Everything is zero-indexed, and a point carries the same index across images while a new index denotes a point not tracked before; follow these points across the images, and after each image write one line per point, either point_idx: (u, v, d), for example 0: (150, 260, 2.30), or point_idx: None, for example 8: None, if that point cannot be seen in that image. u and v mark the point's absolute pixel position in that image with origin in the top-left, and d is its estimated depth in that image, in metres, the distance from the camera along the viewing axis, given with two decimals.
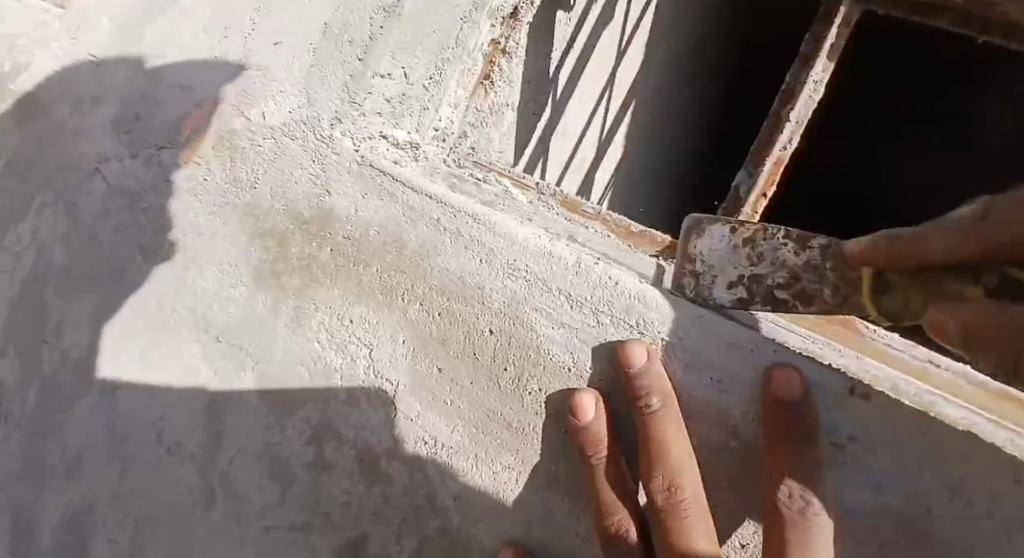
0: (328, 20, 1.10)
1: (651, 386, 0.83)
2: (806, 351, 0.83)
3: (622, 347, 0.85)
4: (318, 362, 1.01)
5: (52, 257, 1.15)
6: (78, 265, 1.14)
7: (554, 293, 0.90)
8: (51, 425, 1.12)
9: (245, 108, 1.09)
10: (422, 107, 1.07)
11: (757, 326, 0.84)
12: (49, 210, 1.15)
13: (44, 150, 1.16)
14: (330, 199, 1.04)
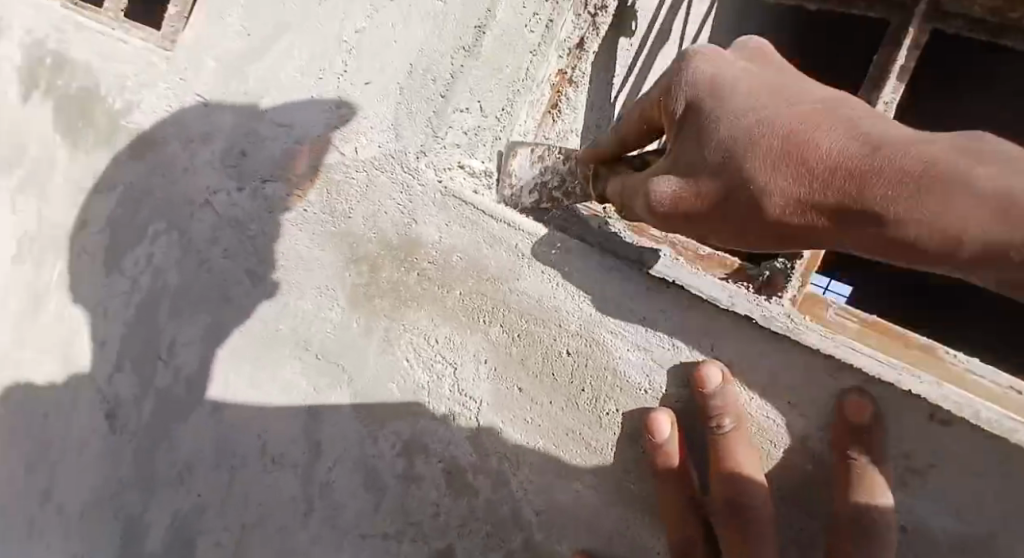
0: (413, 61, 1.17)
1: (723, 408, 0.84)
2: (885, 376, 0.80)
3: (696, 369, 0.86)
4: (407, 381, 1.08)
5: (168, 280, 1.34)
6: (191, 287, 1.32)
7: (631, 318, 0.93)
8: (163, 437, 1.33)
9: (340, 144, 1.19)
10: (497, 136, 1.13)
11: (837, 353, 0.82)
12: (164, 237, 1.35)
13: (160, 180, 1.37)
14: (417, 228, 1.12)
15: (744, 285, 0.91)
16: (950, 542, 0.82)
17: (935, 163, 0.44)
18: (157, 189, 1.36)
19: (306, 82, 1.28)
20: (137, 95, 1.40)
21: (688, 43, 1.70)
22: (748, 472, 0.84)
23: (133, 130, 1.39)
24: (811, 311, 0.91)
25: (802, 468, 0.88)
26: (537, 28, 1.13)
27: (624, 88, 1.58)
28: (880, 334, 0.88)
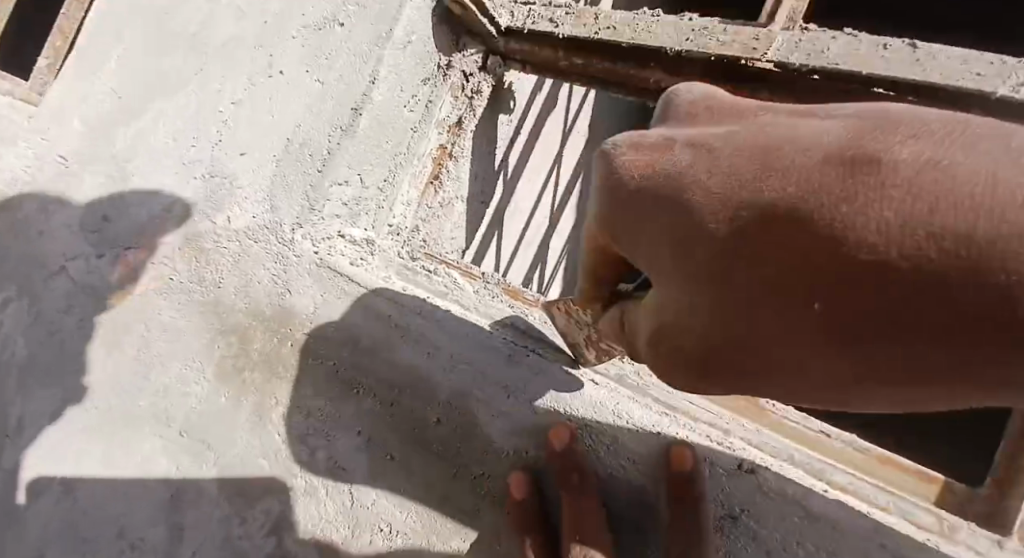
0: (290, 135, 1.21)
1: (575, 465, 0.90)
2: (710, 424, 0.94)
3: (552, 429, 0.93)
4: (277, 454, 1.06)
5: (14, 351, 1.23)
6: (37, 359, 1.22)
7: (494, 385, 0.98)
8: (7, 523, 1.15)
9: (212, 214, 1.21)
10: (377, 206, 1.20)
11: (664, 400, 0.97)
12: (12, 304, 1.24)
13: (8, 243, 1.27)
14: (291, 297, 1.13)
15: None
16: None
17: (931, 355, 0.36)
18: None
19: (179, 149, 1.28)
20: None
21: (564, 116, 1.92)
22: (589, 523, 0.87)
23: None
24: None
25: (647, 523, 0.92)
26: (416, 107, 1.24)
27: (504, 158, 1.71)
28: None
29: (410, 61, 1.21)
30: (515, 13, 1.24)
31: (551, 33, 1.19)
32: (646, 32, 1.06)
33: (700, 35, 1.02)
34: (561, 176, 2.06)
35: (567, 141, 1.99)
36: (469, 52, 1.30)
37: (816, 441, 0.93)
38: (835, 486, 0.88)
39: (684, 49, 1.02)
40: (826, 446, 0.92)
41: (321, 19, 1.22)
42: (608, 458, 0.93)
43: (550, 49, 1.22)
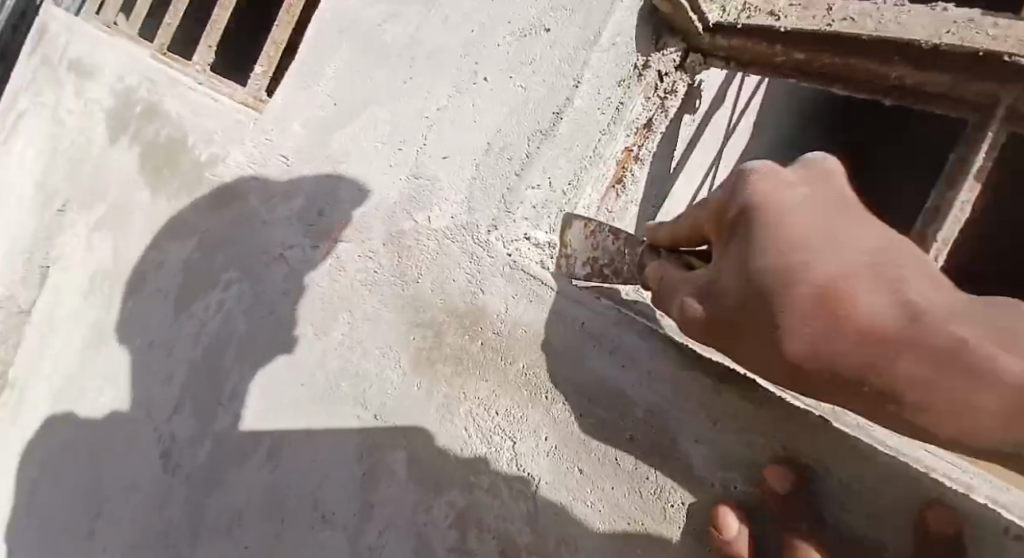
0: (490, 140, 1.25)
1: (801, 512, 0.80)
2: (957, 481, 0.76)
3: (768, 469, 0.83)
4: (464, 449, 1.09)
5: (237, 328, 1.45)
6: (254, 335, 1.42)
7: (699, 409, 0.92)
8: (215, 483, 1.37)
9: (413, 212, 1.29)
10: (561, 208, 1.19)
11: (893, 448, 0.80)
12: (237, 286, 1.48)
13: (239, 231, 1.53)
14: (483, 297, 1.16)
15: None
16: None
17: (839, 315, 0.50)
18: (240, 249, 1.51)
19: (386, 150, 1.39)
20: (226, 151, 1.64)
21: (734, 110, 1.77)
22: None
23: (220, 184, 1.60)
24: None
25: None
26: (609, 109, 1.20)
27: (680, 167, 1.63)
28: None
29: (612, 65, 1.19)
30: (727, 8, 1.17)
31: (771, 25, 1.10)
32: (895, 23, 0.95)
33: (967, 24, 0.88)
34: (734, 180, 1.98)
35: (738, 138, 1.86)
36: (668, 51, 1.23)
37: None
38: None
39: (943, 41, 0.89)
40: None
41: (529, 26, 1.27)
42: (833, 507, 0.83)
43: (765, 41, 1.14)
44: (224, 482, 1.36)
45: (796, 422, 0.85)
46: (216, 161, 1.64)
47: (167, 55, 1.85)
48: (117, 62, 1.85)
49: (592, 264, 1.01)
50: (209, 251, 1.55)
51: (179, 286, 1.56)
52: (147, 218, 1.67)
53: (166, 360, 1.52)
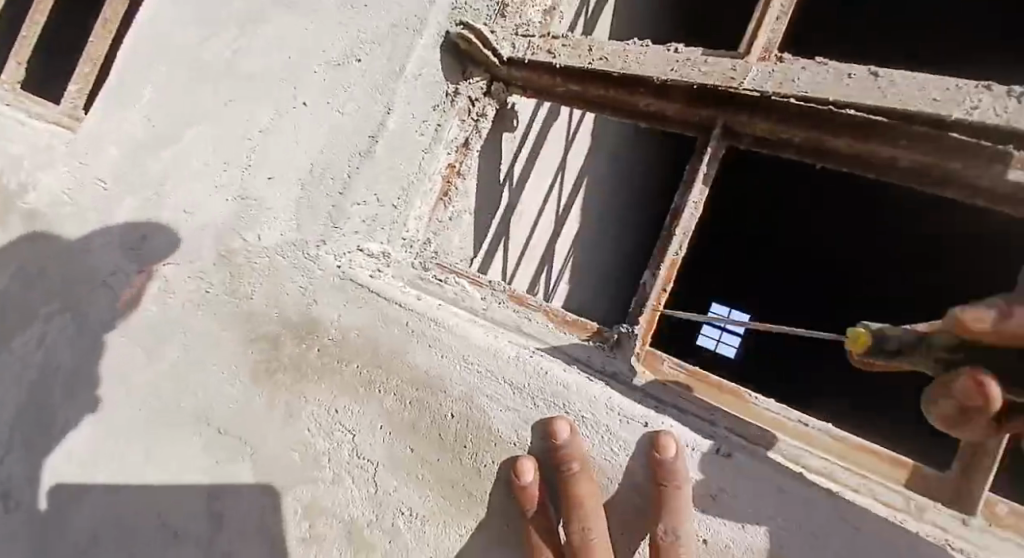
0: (313, 161, 1.34)
1: (571, 453, 0.96)
2: (701, 418, 1.00)
3: (549, 422, 0.99)
4: (307, 449, 1.18)
5: (61, 361, 1.42)
6: (82, 365, 1.40)
7: (502, 383, 1.09)
8: (45, 523, 1.34)
9: (242, 232, 1.34)
10: (391, 221, 1.32)
11: (661, 399, 1.03)
12: (58, 317, 1.45)
13: (57, 260, 1.49)
14: (316, 307, 1.25)
15: (599, 345, 1.12)
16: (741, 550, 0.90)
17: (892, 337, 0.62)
18: (62, 280, 1.49)
19: (211, 170, 1.42)
20: (37, 176, 1.58)
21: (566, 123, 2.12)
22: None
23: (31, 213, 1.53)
24: (651, 364, 1.10)
25: (634, 502, 0.97)
26: (427, 131, 1.36)
27: (506, 175, 1.83)
28: (706, 382, 1.06)
29: (420, 93, 1.34)
30: (516, 45, 1.37)
31: (550, 62, 1.32)
32: (636, 64, 1.23)
33: (684, 65, 1.18)
34: (563, 184, 2.28)
35: (572, 148, 2.21)
36: (474, 80, 1.41)
37: (801, 431, 0.97)
38: (812, 471, 0.92)
39: (667, 78, 1.18)
40: (803, 432, 0.97)
41: (341, 56, 1.37)
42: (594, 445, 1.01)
43: (548, 75, 1.34)
44: (58, 518, 1.33)
45: (563, 382, 1.05)
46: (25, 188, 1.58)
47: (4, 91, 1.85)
48: None
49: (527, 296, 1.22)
50: (27, 284, 1.51)
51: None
52: None
53: None
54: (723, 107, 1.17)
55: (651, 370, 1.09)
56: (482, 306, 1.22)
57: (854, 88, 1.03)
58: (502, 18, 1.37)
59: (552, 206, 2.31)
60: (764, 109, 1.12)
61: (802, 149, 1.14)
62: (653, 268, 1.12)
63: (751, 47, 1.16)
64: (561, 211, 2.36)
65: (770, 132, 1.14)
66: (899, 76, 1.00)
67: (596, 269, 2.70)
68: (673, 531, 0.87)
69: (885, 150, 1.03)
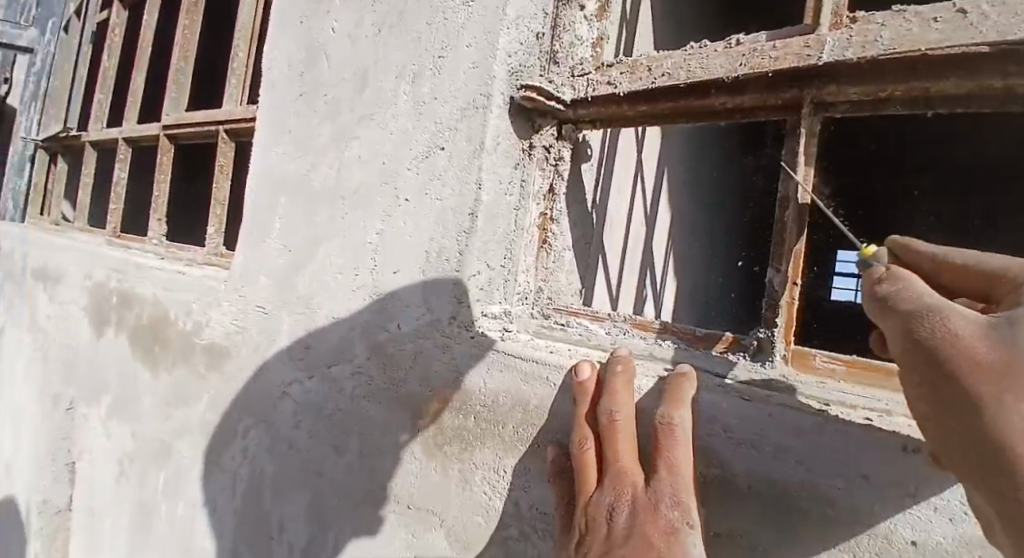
0: (427, 248, 1.47)
1: (582, 398, 1.04)
2: (879, 409, 0.90)
3: (575, 368, 1.09)
4: (489, 510, 1.28)
5: (278, 465, 1.75)
6: (293, 463, 1.71)
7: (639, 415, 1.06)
8: None
9: (387, 325, 1.51)
10: (504, 280, 1.42)
11: (826, 395, 0.96)
12: (267, 428, 1.80)
13: (259, 383, 1.85)
14: (463, 378, 1.36)
15: (740, 355, 1.10)
16: (954, 542, 0.78)
17: (986, 424, 0.53)
18: (262, 396, 1.83)
19: (344, 279, 1.64)
20: (231, 316, 1.99)
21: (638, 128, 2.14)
22: (603, 497, 0.93)
23: (235, 351, 1.95)
24: (802, 364, 1.03)
25: (821, 518, 0.89)
26: (515, 191, 1.45)
27: (594, 203, 1.85)
28: (866, 367, 0.98)
29: (501, 158, 1.41)
30: (576, 86, 1.39)
31: (610, 93, 1.33)
32: (699, 68, 1.20)
33: (752, 56, 1.13)
34: (649, 182, 2.30)
35: (648, 148, 2.22)
36: (546, 130, 1.47)
37: None
38: None
39: (740, 74, 1.14)
40: None
41: (425, 149, 1.51)
42: (735, 454, 0.98)
43: (615, 103, 1.34)
44: None
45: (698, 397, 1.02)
46: (225, 330, 2.00)
47: (220, 257, 2.44)
48: (167, 279, 2.43)
49: (675, 330, 1.22)
50: (241, 405, 1.91)
51: (234, 435, 1.93)
52: (201, 393, 2.10)
53: (240, 500, 1.87)
54: (807, 84, 1.10)
55: (804, 370, 1.02)
56: (612, 341, 1.26)
57: (949, 30, 0.93)
58: (555, 65, 1.43)
59: (642, 207, 2.31)
60: (856, 75, 1.03)
61: (908, 102, 1.02)
62: (776, 264, 1.07)
63: (820, 17, 1.10)
64: (656, 210, 2.39)
65: (870, 95, 1.04)
66: (992, 5, 0.91)
67: (687, 258, 2.79)
68: (655, 486, 0.89)
69: (1007, 79, 0.90)
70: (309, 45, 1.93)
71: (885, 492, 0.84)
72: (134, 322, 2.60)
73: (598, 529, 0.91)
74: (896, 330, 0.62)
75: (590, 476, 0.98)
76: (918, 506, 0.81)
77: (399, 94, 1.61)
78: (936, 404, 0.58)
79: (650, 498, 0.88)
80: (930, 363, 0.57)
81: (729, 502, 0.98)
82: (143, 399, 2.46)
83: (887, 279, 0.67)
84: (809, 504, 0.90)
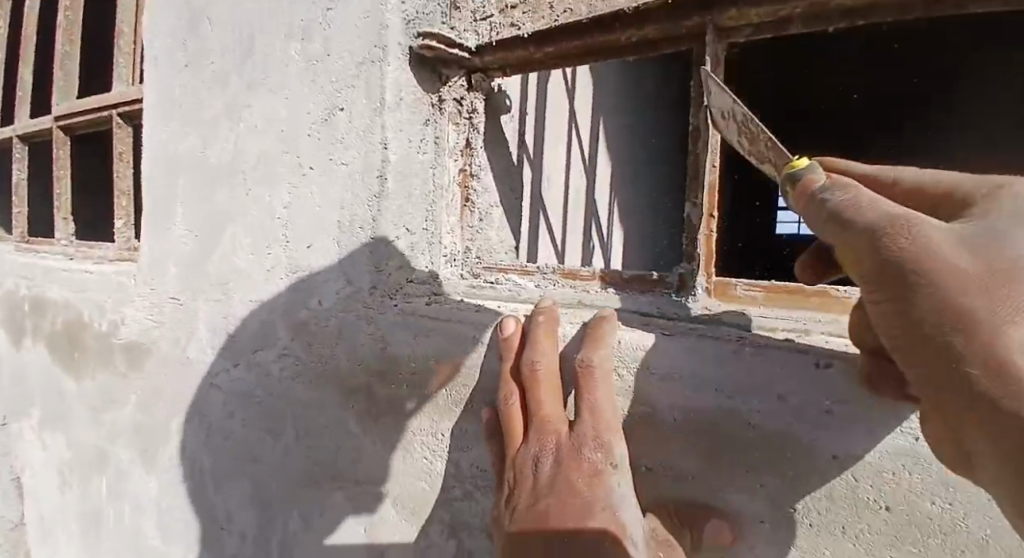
0: (339, 217, 1.39)
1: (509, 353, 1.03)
2: (796, 329, 0.92)
3: (500, 324, 1.07)
4: (432, 475, 1.26)
5: (217, 459, 1.68)
6: (232, 454, 1.64)
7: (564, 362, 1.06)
8: None
9: (309, 302, 1.44)
10: (428, 243, 1.37)
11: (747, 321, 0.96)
12: (201, 422, 1.71)
13: (185, 377, 1.75)
14: (390, 348, 1.31)
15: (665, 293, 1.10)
16: (866, 450, 0.80)
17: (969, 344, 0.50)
18: (191, 390, 1.74)
19: (258, 260, 1.54)
20: (147, 311, 1.86)
21: (563, 74, 2.07)
22: (529, 447, 0.92)
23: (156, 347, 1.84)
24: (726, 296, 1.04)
25: (741, 441, 0.89)
26: (428, 147, 1.37)
27: (520, 155, 1.79)
28: (787, 292, 0.98)
29: (407, 113, 1.33)
30: (479, 30, 1.31)
31: (515, 35, 1.25)
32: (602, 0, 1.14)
33: None
34: (579, 129, 2.25)
35: (575, 94, 2.16)
36: (453, 81, 1.40)
37: None
38: None
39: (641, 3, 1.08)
40: None
41: (326, 110, 1.41)
42: (660, 389, 0.97)
43: (521, 46, 1.27)
44: None
45: (621, 338, 1.00)
46: (143, 326, 1.88)
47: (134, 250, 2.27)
48: (76, 279, 2.25)
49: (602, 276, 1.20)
50: (170, 402, 1.81)
51: (168, 434, 1.83)
52: (128, 395, 1.98)
53: (184, 498, 1.80)
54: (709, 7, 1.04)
55: (726, 300, 1.03)
56: (539, 294, 1.24)
57: None
58: (457, 10, 1.34)
59: (574, 155, 2.27)
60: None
61: (811, 17, 1.00)
62: (695, 198, 1.05)
63: None
64: (588, 157, 2.36)
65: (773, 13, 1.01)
66: None
67: (624, 204, 2.79)
68: (579, 430, 0.88)
69: None
70: (189, 8, 1.76)
71: (801, 410, 0.84)
72: (48, 330, 2.42)
73: (526, 480, 0.90)
74: (859, 251, 0.56)
75: (517, 429, 0.96)
76: (832, 420, 0.81)
77: (291, 54, 1.48)
78: (903, 320, 0.54)
79: (573, 442, 0.87)
80: (903, 289, 0.53)
81: (657, 436, 0.98)
82: (71, 409, 2.32)
83: (834, 185, 0.61)
84: (730, 429, 0.90)
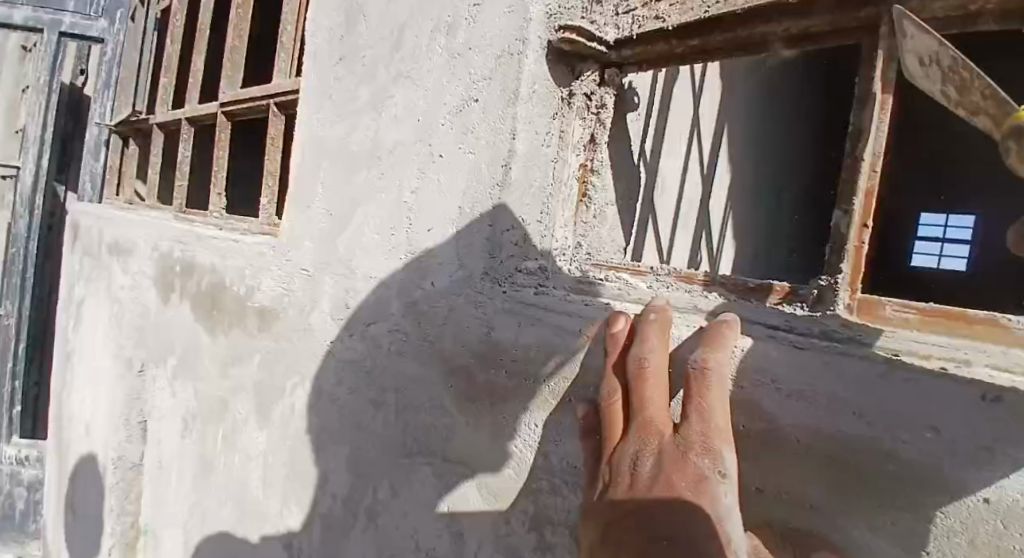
0: (461, 203, 1.45)
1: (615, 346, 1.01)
2: (954, 357, 0.80)
3: (609, 319, 1.07)
4: (520, 463, 1.27)
5: (322, 420, 1.81)
6: (336, 417, 1.76)
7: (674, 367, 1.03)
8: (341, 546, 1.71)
9: (422, 282, 1.51)
10: (542, 234, 1.36)
11: (893, 344, 0.86)
12: (312, 384, 1.85)
13: (304, 342, 1.91)
14: (495, 333, 1.34)
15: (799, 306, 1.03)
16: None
17: None
18: (308, 354, 1.89)
19: (382, 238, 1.65)
20: (279, 278, 2.06)
21: (692, 85, 2.02)
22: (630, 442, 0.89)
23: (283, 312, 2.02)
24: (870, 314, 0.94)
25: (873, 472, 0.82)
26: (552, 141, 1.38)
27: (641, 161, 1.77)
28: (943, 317, 0.86)
29: (537, 106, 1.37)
30: (620, 24, 1.30)
31: (663, 29, 1.21)
32: None
33: None
34: (702, 143, 2.18)
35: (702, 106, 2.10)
36: (587, 74, 1.41)
37: None
38: None
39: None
40: None
41: (460, 101, 1.49)
42: (783, 406, 0.92)
43: (665, 39, 1.25)
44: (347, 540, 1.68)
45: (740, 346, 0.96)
46: (274, 292, 2.07)
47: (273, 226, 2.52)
48: (223, 246, 2.54)
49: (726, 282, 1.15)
50: (289, 363, 1.98)
51: (282, 392, 2.00)
52: (254, 353, 2.19)
53: (288, 453, 1.95)
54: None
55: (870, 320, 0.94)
56: (654, 294, 1.21)
57: None
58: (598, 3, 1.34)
59: (695, 170, 2.20)
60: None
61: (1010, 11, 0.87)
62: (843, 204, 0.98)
63: None
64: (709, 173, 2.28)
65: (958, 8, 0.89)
66: None
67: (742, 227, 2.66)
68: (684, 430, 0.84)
69: None
70: (349, 9, 1.94)
71: (951, 447, 0.74)
72: (195, 289, 2.74)
73: (623, 476, 0.88)
74: None
75: (617, 424, 0.95)
76: (992, 461, 0.71)
77: (435, 48, 1.58)
78: None
79: (678, 442, 0.84)
80: None
81: (771, 457, 0.94)
82: (205, 361, 2.61)
83: None
84: (862, 457, 0.83)
